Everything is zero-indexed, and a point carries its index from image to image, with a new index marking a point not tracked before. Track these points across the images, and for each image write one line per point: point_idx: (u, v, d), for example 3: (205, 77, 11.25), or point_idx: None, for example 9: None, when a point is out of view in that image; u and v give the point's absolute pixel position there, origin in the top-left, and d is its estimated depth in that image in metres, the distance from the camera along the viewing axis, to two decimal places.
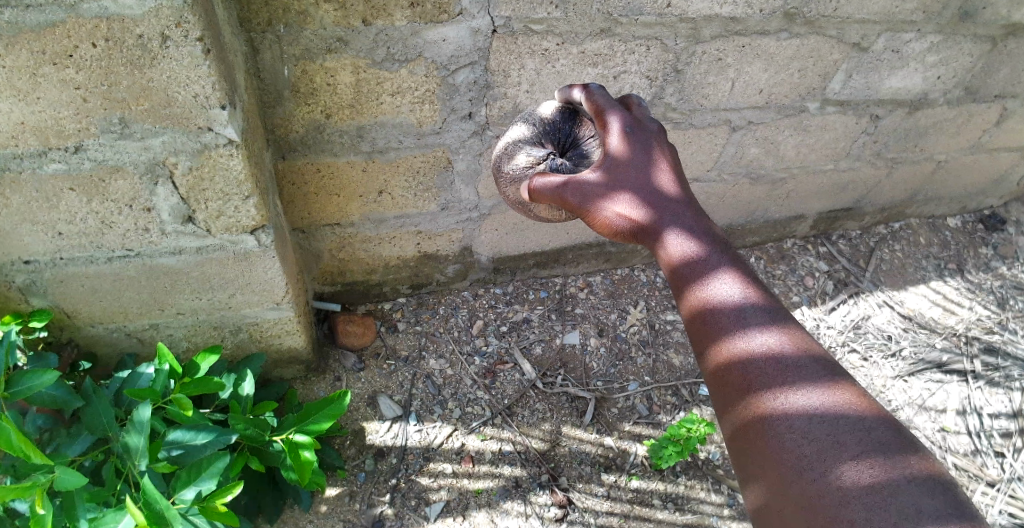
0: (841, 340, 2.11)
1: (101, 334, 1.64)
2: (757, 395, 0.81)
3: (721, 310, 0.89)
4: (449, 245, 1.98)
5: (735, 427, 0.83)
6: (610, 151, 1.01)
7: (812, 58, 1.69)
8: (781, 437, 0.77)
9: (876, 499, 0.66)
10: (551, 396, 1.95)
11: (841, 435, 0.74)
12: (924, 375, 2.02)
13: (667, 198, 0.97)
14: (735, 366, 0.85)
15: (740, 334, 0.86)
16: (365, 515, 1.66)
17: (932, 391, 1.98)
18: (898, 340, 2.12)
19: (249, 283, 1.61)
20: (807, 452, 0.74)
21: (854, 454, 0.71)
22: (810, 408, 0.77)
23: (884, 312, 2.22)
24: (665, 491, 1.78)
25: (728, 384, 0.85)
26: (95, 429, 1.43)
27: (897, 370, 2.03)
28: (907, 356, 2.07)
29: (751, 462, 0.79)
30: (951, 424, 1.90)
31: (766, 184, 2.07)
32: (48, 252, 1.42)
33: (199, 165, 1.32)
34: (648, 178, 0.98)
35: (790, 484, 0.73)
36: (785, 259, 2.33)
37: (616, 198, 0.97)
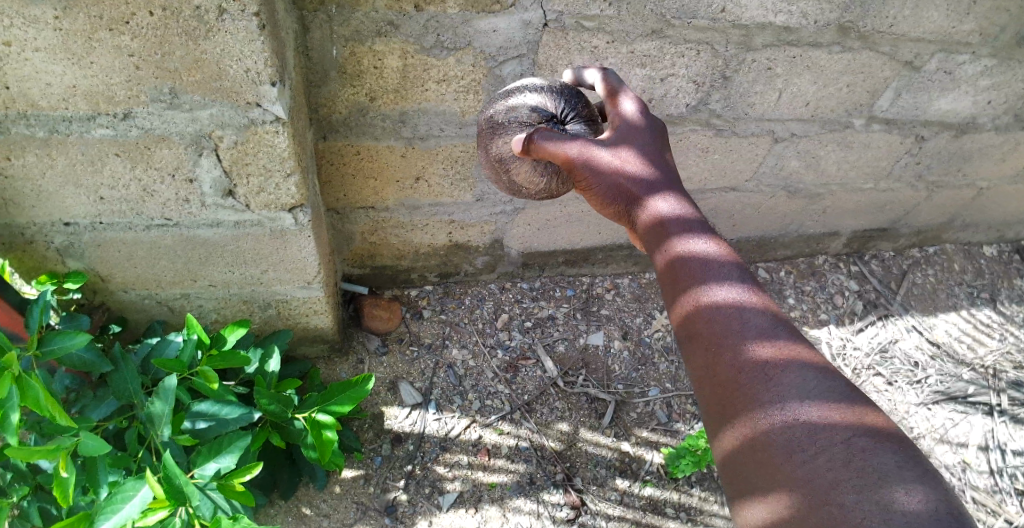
0: (866, 362, 2.09)
1: (132, 300, 1.66)
2: (746, 375, 0.82)
3: (712, 285, 0.91)
4: (481, 236, 1.98)
5: (719, 406, 0.84)
6: (619, 133, 1.08)
7: (862, 74, 1.66)
8: (768, 418, 0.78)
9: (866, 481, 0.67)
10: (571, 396, 1.95)
11: (832, 416, 0.75)
12: (948, 405, 2.00)
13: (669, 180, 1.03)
14: (721, 341, 0.87)
15: (731, 317, 0.88)
16: (378, 499, 1.67)
17: (956, 422, 1.96)
18: (924, 367, 2.09)
19: (282, 260, 1.62)
20: (795, 433, 0.75)
21: (845, 435, 0.72)
22: (800, 390, 0.79)
23: (912, 337, 2.19)
24: (679, 500, 1.77)
25: (717, 365, 0.86)
26: (122, 395, 1.44)
27: (921, 397, 2.01)
28: (932, 384, 2.05)
29: (737, 443, 0.80)
30: (972, 458, 1.88)
31: (804, 198, 2.05)
32: (89, 216, 1.43)
33: (244, 140, 1.33)
34: (652, 160, 1.04)
35: (776, 463, 0.74)
36: (815, 275, 2.32)
37: (620, 170, 1.03)
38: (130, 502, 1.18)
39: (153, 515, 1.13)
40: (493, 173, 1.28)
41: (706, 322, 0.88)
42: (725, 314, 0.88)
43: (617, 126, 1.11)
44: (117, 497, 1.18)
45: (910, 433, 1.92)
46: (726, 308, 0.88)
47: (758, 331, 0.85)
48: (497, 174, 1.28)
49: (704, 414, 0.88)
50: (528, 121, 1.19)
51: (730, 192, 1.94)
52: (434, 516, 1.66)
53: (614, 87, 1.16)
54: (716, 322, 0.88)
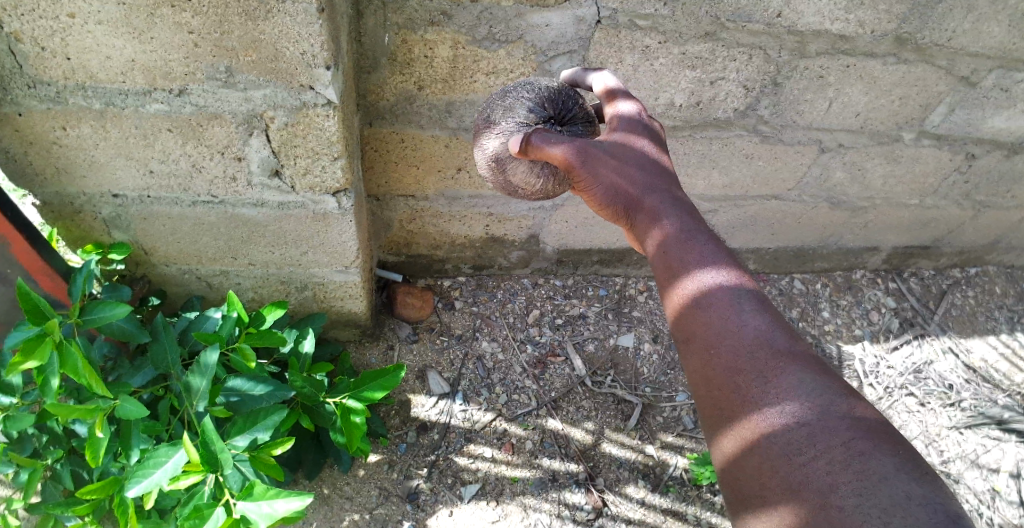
0: (899, 381, 2.06)
1: (173, 275, 1.69)
2: (744, 378, 0.81)
3: (709, 288, 0.89)
4: (517, 230, 1.98)
5: (717, 410, 0.82)
6: (618, 129, 1.05)
7: (916, 87, 1.63)
8: (768, 421, 0.76)
9: (866, 483, 0.65)
10: (598, 396, 1.95)
11: (828, 420, 0.73)
12: (981, 430, 1.96)
13: (667, 179, 1.01)
14: (719, 344, 0.85)
15: (727, 319, 0.86)
16: (401, 485, 1.69)
17: (988, 448, 1.92)
18: (959, 391, 2.06)
19: (322, 243, 1.64)
20: (794, 435, 0.73)
21: (843, 439, 0.70)
22: (798, 392, 0.77)
23: (949, 360, 2.15)
24: (701, 507, 1.77)
25: (711, 366, 0.84)
26: (159, 366, 1.45)
27: (954, 421, 1.98)
28: (966, 408, 2.02)
29: (735, 448, 0.77)
30: (1002, 484, 1.84)
31: (846, 211, 2.02)
32: (137, 189, 1.45)
33: (296, 122, 1.34)
34: (650, 159, 1.02)
35: (776, 467, 0.72)
36: (852, 289, 2.29)
37: (620, 170, 1.00)
38: (163, 467, 1.20)
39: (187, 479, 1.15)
40: (486, 172, 1.21)
41: (703, 324, 0.87)
42: (722, 318, 0.86)
43: (614, 122, 1.07)
44: (150, 462, 1.20)
45: (940, 456, 1.89)
46: (724, 311, 0.86)
47: (754, 332, 0.84)
48: (492, 174, 1.20)
49: (700, 417, 0.86)
50: (524, 122, 1.14)
51: (772, 200, 1.92)
52: (455, 506, 1.67)
53: (612, 91, 1.15)
54: (713, 325, 0.86)
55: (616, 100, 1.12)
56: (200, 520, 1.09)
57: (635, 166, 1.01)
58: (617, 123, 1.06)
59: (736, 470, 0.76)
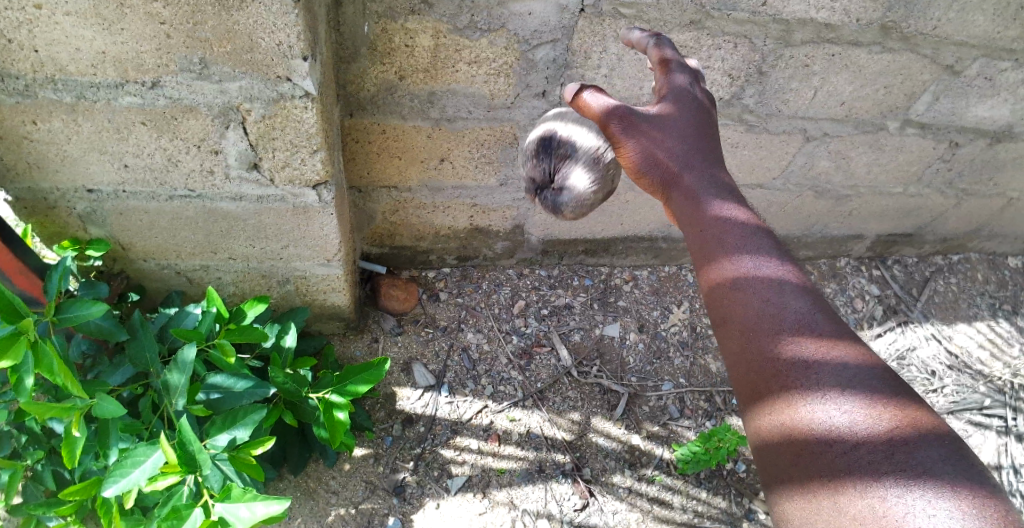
0: None
1: (152, 270, 1.67)
2: (785, 363, 0.78)
3: (749, 267, 0.87)
4: (503, 221, 1.97)
5: (755, 393, 0.80)
6: (660, 101, 1.00)
7: (901, 76, 1.62)
8: (809, 405, 0.74)
9: (910, 473, 0.63)
10: (584, 385, 1.96)
11: (875, 409, 0.70)
12: (963, 416, 2.00)
13: (709, 158, 0.97)
14: (759, 325, 0.82)
15: (768, 302, 0.83)
16: (387, 479, 1.69)
17: (969, 432, 1.96)
18: (941, 377, 2.10)
19: (304, 237, 1.62)
20: (837, 422, 0.71)
21: (887, 427, 0.68)
22: (842, 378, 0.74)
23: (931, 346, 2.18)
24: (687, 496, 1.79)
25: (751, 349, 0.82)
26: (138, 364, 1.43)
27: (936, 405, 2.01)
28: (948, 394, 2.05)
29: (774, 430, 0.76)
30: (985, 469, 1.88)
31: (830, 199, 2.03)
32: (112, 183, 1.42)
33: (273, 114, 1.31)
34: (695, 132, 0.98)
35: (818, 453, 0.70)
36: (836, 277, 2.31)
37: (659, 143, 0.96)
38: (140, 467, 1.19)
39: (165, 480, 1.15)
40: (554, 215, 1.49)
41: (742, 306, 0.84)
42: (763, 297, 0.84)
43: (662, 92, 1.02)
44: (127, 461, 1.20)
45: None
46: (764, 290, 0.84)
47: (796, 317, 0.81)
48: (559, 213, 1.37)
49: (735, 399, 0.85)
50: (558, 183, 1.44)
51: (758, 188, 1.92)
52: (442, 498, 1.68)
53: (664, 56, 1.07)
54: (751, 308, 0.84)
55: (666, 68, 1.05)
56: (178, 521, 1.10)
57: (679, 141, 0.97)
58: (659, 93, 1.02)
59: (772, 452, 0.75)
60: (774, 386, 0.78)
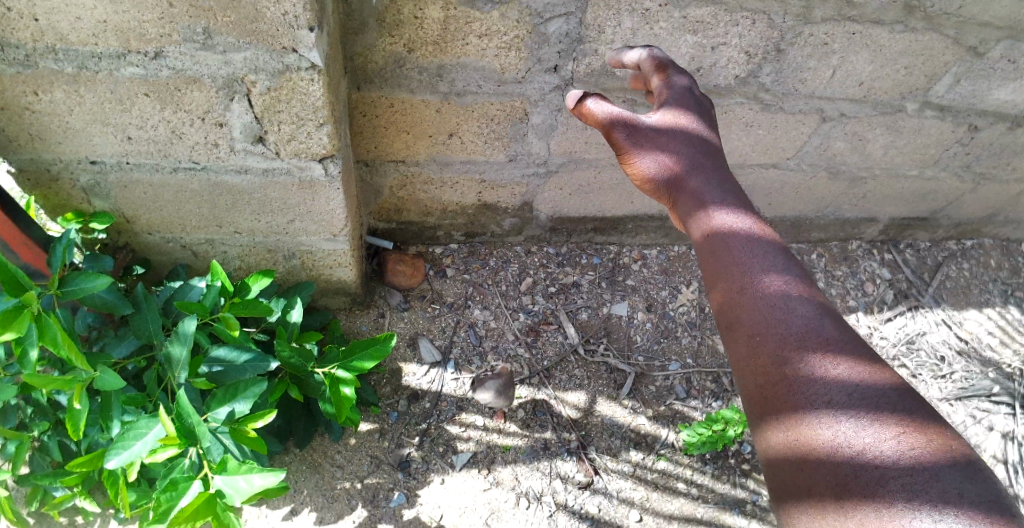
0: (892, 353, 2.09)
1: (157, 243, 1.66)
2: (791, 368, 0.82)
3: (753, 269, 0.94)
4: (511, 198, 1.94)
5: (764, 398, 0.84)
6: (661, 108, 1.12)
7: (923, 57, 1.58)
8: (815, 410, 0.77)
9: (916, 480, 0.66)
10: (591, 364, 1.96)
11: (881, 417, 0.73)
12: (971, 401, 2.01)
13: (712, 163, 1.06)
14: (766, 330, 0.87)
15: (773, 306, 0.89)
16: (392, 454, 1.72)
17: (976, 419, 1.98)
18: (950, 362, 2.09)
19: (310, 211, 1.60)
20: (842, 427, 0.74)
21: (894, 433, 0.71)
22: (848, 385, 0.77)
23: (941, 331, 2.17)
24: (692, 477, 1.80)
25: (760, 354, 0.86)
26: (142, 337, 1.43)
27: (943, 392, 2.02)
28: (957, 380, 2.06)
29: (781, 436, 0.79)
30: (990, 455, 1.91)
31: (845, 181, 2.00)
32: (115, 155, 1.40)
33: (278, 86, 1.28)
34: (698, 138, 1.07)
35: (824, 459, 0.73)
36: (848, 260, 2.28)
37: (663, 148, 1.06)
38: (142, 440, 1.19)
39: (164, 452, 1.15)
40: None
41: (747, 309, 0.90)
42: (768, 300, 0.89)
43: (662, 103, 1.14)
44: (129, 434, 1.19)
45: None
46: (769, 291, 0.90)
47: (803, 321, 0.86)
48: None
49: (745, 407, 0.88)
50: None
51: (772, 169, 1.90)
52: (447, 474, 1.71)
53: (661, 68, 1.21)
54: (757, 312, 0.90)
55: (665, 80, 1.18)
56: (176, 493, 1.09)
57: (682, 147, 1.06)
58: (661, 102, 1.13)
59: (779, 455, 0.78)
60: (782, 390, 0.82)
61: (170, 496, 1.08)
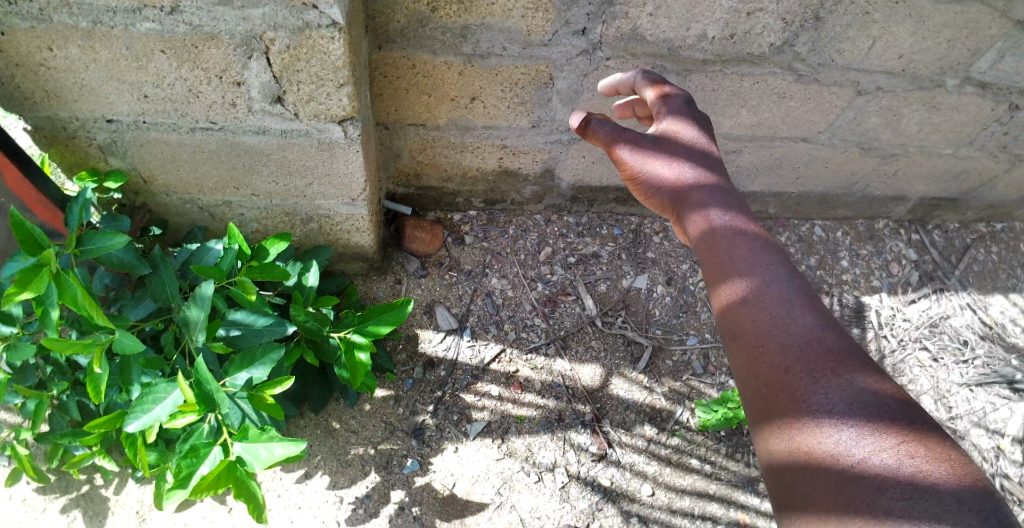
0: (913, 335, 2.08)
1: (174, 204, 1.64)
2: (794, 377, 0.84)
3: (754, 278, 0.96)
4: (532, 164, 1.91)
5: (767, 408, 0.85)
6: (663, 123, 1.18)
7: (967, 29, 1.52)
8: (817, 420, 0.79)
9: (915, 488, 0.68)
10: (608, 336, 1.95)
11: (880, 426, 0.75)
12: (991, 389, 2.00)
13: (712, 175, 1.12)
14: (766, 338, 0.90)
15: (774, 316, 0.91)
16: (406, 420, 1.73)
17: (996, 406, 1.97)
18: (973, 347, 2.07)
19: (329, 174, 1.58)
20: (844, 436, 0.76)
21: (892, 442, 0.73)
22: (849, 394, 0.79)
23: (966, 315, 2.14)
24: (707, 452, 1.81)
25: (761, 364, 0.88)
26: (159, 298, 1.42)
27: (965, 378, 2.01)
28: (979, 365, 2.05)
29: (783, 444, 0.81)
30: (1008, 444, 1.91)
31: (875, 157, 1.95)
32: (131, 113, 1.38)
33: (298, 44, 1.24)
34: (698, 150, 1.14)
35: (826, 467, 0.75)
36: (873, 239, 2.25)
37: (664, 165, 1.12)
38: (161, 404, 1.19)
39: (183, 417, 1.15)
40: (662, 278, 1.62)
41: (751, 318, 0.93)
42: (769, 310, 0.92)
43: (664, 117, 1.19)
44: (148, 397, 1.19)
45: (949, 413, 1.95)
46: (770, 302, 0.93)
47: (804, 330, 0.88)
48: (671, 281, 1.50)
49: (748, 417, 0.90)
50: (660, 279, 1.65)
51: (800, 142, 1.85)
52: (460, 442, 1.72)
53: (661, 86, 1.27)
54: (759, 321, 0.92)
55: (667, 96, 1.24)
56: (196, 458, 1.12)
57: (683, 159, 1.12)
58: (664, 119, 1.19)
59: (782, 466, 0.80)
60: (783, 399, 0.84)
61: (190, 463, 1.10)
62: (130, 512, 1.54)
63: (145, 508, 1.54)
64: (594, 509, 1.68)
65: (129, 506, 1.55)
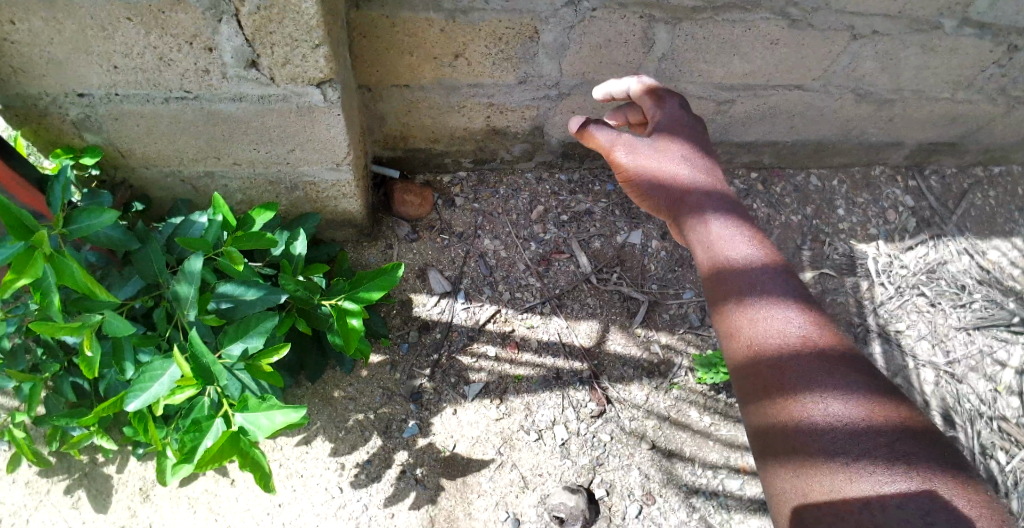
0: (911, 281, 2.09)
1: (155, 178, 1.60)
2: (791, 376, 0.92)
3: (752, 279, 1.04)
4: (521, 122, 1.86)
5: (764, 406, 0.93)
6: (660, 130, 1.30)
7: None
8: (813, 419, 0.86)
9: (906, 486, 0.77)
10: (603, 293, 1.96)
11: (872, 426, 0.84)
12: (989, 331, 2.04)
13: (706, 179, 1.23)
14: (764, 334, 0.98)
15: (770, 315, 1.00)
16: (404, 385, 1.75)
17: (994, 348, 2.02)
18: (971, 292, 2.09)
19: (311, 139, 1.54)
20: (839, 435, 0.84)
21: (886, 441, 0.82)
22: (844, 394, 0.88)
23: (963, 261, 2.15)
24: (706, 404, 1.85)
25: (759, 363, 0.96)
26: (147, 274, 1.41)
27: (963, 321, 2.04)
28: (977, 309, 2.06)
29: (780, 442, 0.89)
30: (1006, 385, 1.97)
31: (871, 103, 1.91)
32: (103, 86, 1.33)
33: (270, 5, 1.18)
34: (691, 155, 1.26)
35: (823, 463, 0.83)
36: (869, 187, 2.24)
37: (660, 168, 1.24)
38: (158, 381, 1.20)
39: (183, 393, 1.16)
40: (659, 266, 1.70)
41: (749, 316, 1.01)
42: (766, 307, 1.00)
43: (662, 125, 1.31)
44: (145, 375, 1.20)
45: (947, 357, 1.99)
46: (767, 301, 1.01)
47: (799, 329, 0.97)
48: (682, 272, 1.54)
49: (745, 414, 0.97)
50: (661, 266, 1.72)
51: (794, 91, 1.81)
52: (459, 404, 1.75)
53: (658, 95, 1.37)
54: (758, 320, 1.00)
55: (664, 105, 1.35)
56: (199, 432, 1.13)
57: (680, 164, 1.24)
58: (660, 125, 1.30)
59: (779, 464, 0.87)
60: (780, 396, 0.91)
61: (194, 436, 1.12)
62: (133, 489, 1.58)
63: (149, 484, 1.58)
64: (595, 464, 1.73)
65: (133, 482, 1.58)
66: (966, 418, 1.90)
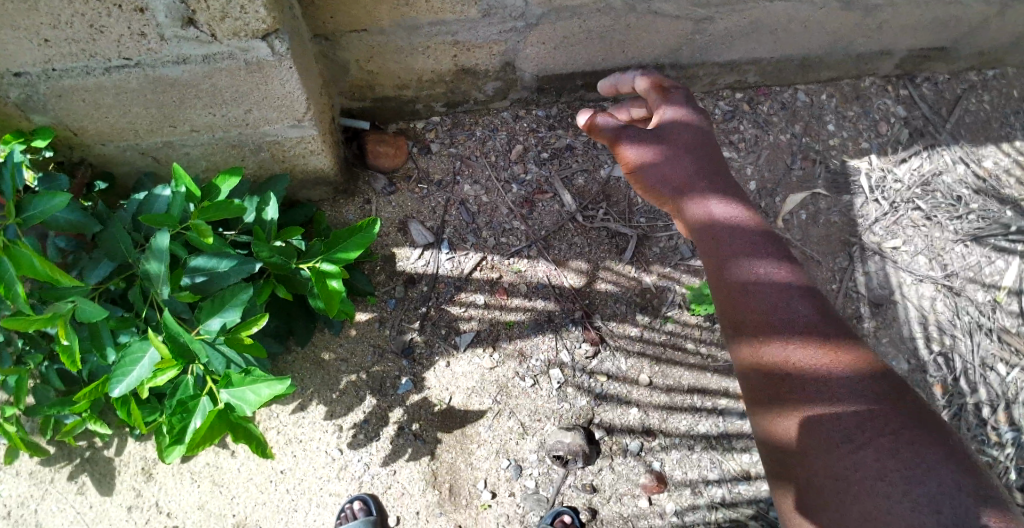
0: (906, 195, 2.04)
1: (114, 153, 1.54)
2: (796, 366, 1.01)
3: (755, 270, 1.12)
4: (490, 58, 1.76)
5: (770, 397, 1.04)
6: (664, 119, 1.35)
7: None
8: (819, 408, 0.97)
9: (912, 473, 0.87)
10: (590, 231, 1.91)
11: (869, 413, 0.94)
12: (987, 242, 2.01)
13: (707, 168, 1.28)
14: (768, 325, 1.06)
15: (774, 305, 1.07)
16: (395, 340, 1.76)
17: (992, 260, 2.00)
18: (967, 202, 2.04)
19: (266, 96, 1.45)
20: (845, 424, 0.94)
21: (892, 429, 0.92)
22: (847, 384, 0.98)
23: (959, 170, 2.09)
24: (700, 336, 1.85)
25: (763, 354, 1.05)
26: (116, 255, 1.36)
27: (960, 233, 2.01)
28: (973, 219, 2.03)
29: (787, 430, 1.00)
30: (1005, 296, 1.97)
31: (858, 10, 1.81)
32: (38, 62, 1.24)
33: None
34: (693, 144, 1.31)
35: (828, 451, 0.94)
36: (860, 99, 2.13)
37: (660, 158, 1.30)
38: (140, 364, 1.18)
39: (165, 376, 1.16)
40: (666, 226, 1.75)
41: (754, 306, 1.08)
42: (770, 297, 1.08)
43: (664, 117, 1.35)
44: (126, 359, 1.18)
45: (944, 271, 1.99)
46: (771, 292, 1.09)
47: (801, 319, 1.05)
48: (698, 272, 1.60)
49: (753, 401, 1.08)
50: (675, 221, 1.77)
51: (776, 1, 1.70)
52: (451, 356, 1.77)
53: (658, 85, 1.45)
54: (763, 310, 1.08)
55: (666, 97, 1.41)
56: (188, 412, 1.13)
57: (684, 154, 1.30)
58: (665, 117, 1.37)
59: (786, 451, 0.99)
60: (786, 386, 1.01)
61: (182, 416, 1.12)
62: (136, 469, 1.67)
63: (150, 464, 1.67)
64: (592, 405, 1.77)
65: (134, 463, 1.67)
66: (965, 331, 1.94)
